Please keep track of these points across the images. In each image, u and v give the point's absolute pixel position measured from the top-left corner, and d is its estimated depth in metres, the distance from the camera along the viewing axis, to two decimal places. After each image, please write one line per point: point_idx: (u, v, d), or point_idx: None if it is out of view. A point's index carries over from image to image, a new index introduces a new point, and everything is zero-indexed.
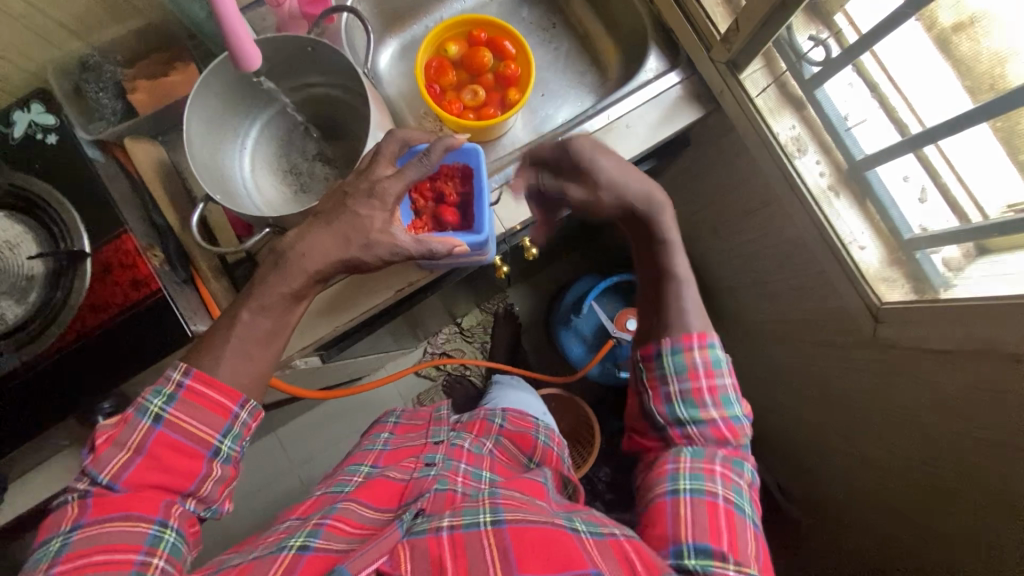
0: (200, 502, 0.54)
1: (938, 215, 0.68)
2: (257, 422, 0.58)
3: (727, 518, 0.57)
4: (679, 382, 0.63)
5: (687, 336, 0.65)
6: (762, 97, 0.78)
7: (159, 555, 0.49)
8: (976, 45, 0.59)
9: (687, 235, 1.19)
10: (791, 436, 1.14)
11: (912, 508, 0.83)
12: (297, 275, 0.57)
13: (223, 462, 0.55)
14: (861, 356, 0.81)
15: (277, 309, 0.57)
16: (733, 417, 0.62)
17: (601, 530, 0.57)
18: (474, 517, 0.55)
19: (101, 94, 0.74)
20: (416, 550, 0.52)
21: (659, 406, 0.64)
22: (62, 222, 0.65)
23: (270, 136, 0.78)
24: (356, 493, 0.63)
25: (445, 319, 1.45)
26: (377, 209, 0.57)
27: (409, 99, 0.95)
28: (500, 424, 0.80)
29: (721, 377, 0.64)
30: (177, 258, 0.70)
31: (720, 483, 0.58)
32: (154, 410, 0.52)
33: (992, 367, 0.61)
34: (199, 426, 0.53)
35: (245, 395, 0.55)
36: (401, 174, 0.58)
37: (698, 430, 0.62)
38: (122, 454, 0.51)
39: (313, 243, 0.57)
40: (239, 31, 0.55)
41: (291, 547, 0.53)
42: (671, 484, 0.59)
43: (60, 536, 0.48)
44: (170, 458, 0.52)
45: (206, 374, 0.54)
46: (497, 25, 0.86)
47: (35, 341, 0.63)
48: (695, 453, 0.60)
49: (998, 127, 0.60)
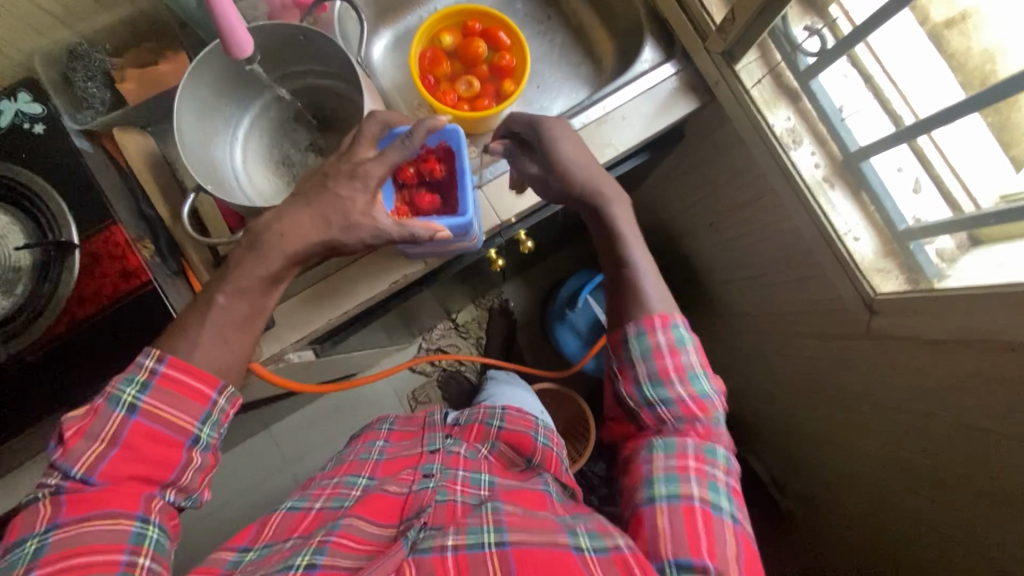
0: (179, 491, 0.54)
1: (931, 206, 0.69)
2: (235, 408, 0.57)
3: (704, 522, 0.56)
4: (645, 364, 0.64)
5: (650, 319, 0.66)
6: (757, 89, 0.76)
7: (144, 554, 0.49)
8: (967, 41, 0.61)
9: (682, 229, 1.19)
10: (785, 429, 1.15)
11: (910, 497, 0.83)
12: (275, 258, 0.56)
13: (202, 449, 0.54)
14: (856, 348, 0.81)
15: (255, 292, 0.56)
16: (701, 394, 0.63)
17: (606, 544, 0.55)
18: (477, 537, 0.54)
19: (88, 82, 0.70)
20: (422, 569, 0.52)
21: (628, 390, 0.65)
22: (50, 213, 0.64)
23: (262, 127, 0.77)
24: (355, 508, 0.62)
25: (440, 315, 1.45)
26: (358, 190, 0.57)
27: (403, 90, 0.95)
28: (498, 428, 0.77)
29: (686, 354, 0.65)
30: (168, 252, 0.68)
31: (695, 483, 0.58)
32: (127, 399, 0.51)
33: (985, 355, 0.61)
34: (176, 414, 0.52)
35: (222, 380, 0.55)
36: (382, 155, 0.57)
37: (667, 411, 0.62)
38: (97, 445, 0.50)
39: (290, 223, 0.56)
40: (230, 17, 0.54)
41: (297, 565, 0.53)
42: (648, 490, 0.59)
43: (36, 537, 0.47)
44: (148, 448, 0.51)
45: (181, 360, 0.53)
46: (492, 16, 0.85)
47: (24, 333, 0.62)
48: (666, 448, 0.60)
49: (990, 120, 0.61)
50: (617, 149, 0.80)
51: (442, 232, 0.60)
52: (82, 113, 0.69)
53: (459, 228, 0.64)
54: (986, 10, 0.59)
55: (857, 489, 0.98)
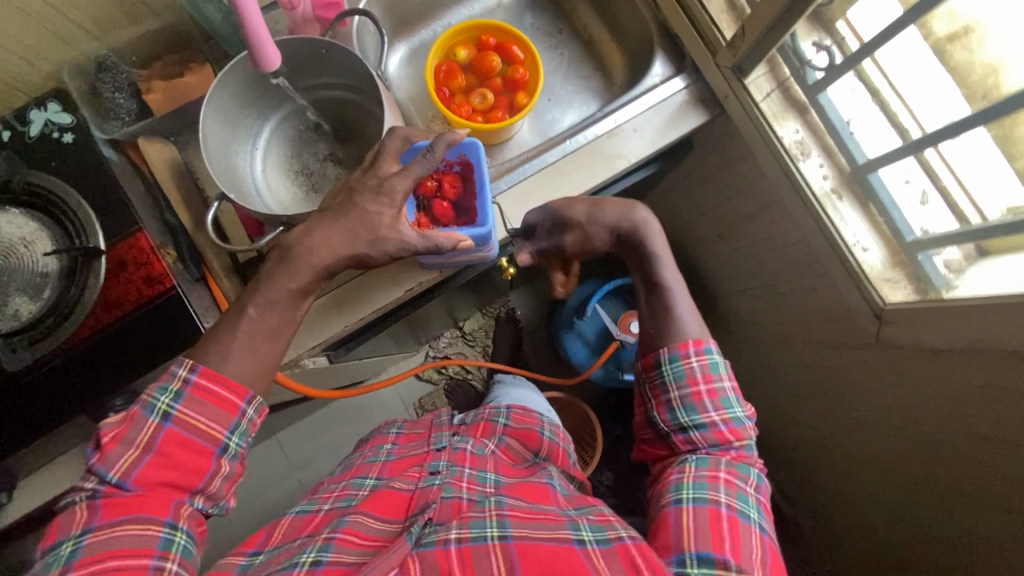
0: (208, 498, 0.55)
1: (938, 218, 0.70)
2: (263, 418, 0.58)
3: (730, 525, 0.57)
4: (679, 389, 0.65)
5: (683, 344, 0.67)
6: (766, 102, 0.78)
7: (172, 559, 0.49)
8: (970, 55, 0.62)
9: (690, 240, 1.21)
10: (794, 439, 1.15)
11: (921, 506, 0.83)
12: (305, 271, 0.57)
13: (230, 458, 0.55)
14: (865, 357, 0.82)
15: (284, 306, 0.57)
16: (735, 420, 0.64)
17: (608, 536, 0.56)
18: (480, 531, 0.55)
19: (116, 94, 0.73)
20: (426, 562, 0.52)
21: (661, 412, 0.66)
22: (76, 219, 0.66)
23: (281, 137, 0.79)
24: (363, 505, 0.63)
25: (448, 323, 1.46)
26: (385, 207, 0.58)
27: (418, 101, 0.96)
28: (503, 424, 0.79)
29: (720, 380, 0.66)
30: (189, 257, 0.69)
31: (724, 491, 0.60)
32: (162, 407, 0.52)
33: (992, 364, 0.62)
34: (207, 423, 0.54)
35: (251, 391, 0.56)
36: (406, 171, 0.59)
37: (700, 435, 0.64)
38: (132, 452, 0.51)
39: (322, 239, 0.57)
40: (258, 31, 0.56)
41: (302, 563, 0.54)
42: (674, 494, 0.60)
43: (71, 540, 0.48)
44: (180, 456, 0.52)
45: (213, 371, 0.54)
46: (506, 31, 0.87)
47: (48, 337, 0.63)
48: (699, 462, 0.63)
49: (994, 133, 0.62)
50: (628, 160, 0.81)
51: (464, 242, 0.62)
52: (109, 124, 0.71)
53: (480, 239, 0.66)
54: (988, 25, 0.59)
55: (866, 499, 0.98)
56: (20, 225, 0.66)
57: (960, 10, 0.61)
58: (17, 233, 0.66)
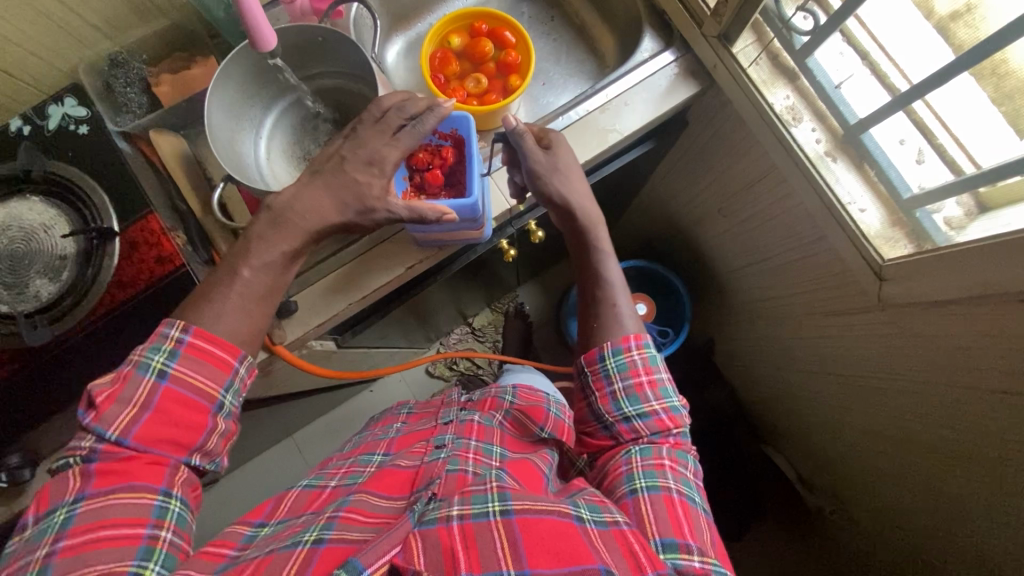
0: (204, 455, 0.57)
1: (935, 174, 0.69)
2: (252, 378, 0.60)
3: (683, 509, 0.58)
4: (622, 380, 0.66)
5: (625, 338, 0.68)
6: (754, 68, 0.79)
7: (166, 527, 0.51)
8: (974, 32, 0.60)
9: (689, 222, 1.21)
10: (806, 416, 1.13)
11: (940, 469, 0.82)
12: (295, 234, 0.60)
13: (225, 416, 0.57)
14: (870, 321, 0.81)
15: (277, 267, 0.61)
16: (673, 408, 0.66)
17: (605, 518, 0.55)
18: (483, 506, 0.53)
19: (127, 89, 0.76)
20: (428, 541, 0.51)
21: (606, 404, 0.66)
22: (91, 204, 0.69)
23: (284, 127, 0.82)
24: (367, 485, 0.63)
25: (456, 318, 1.48)
26: (375, 176, 0.61)
27: (416, 92, 1.00)
28: (510, 401, 0.79)
29: (658, 372, 0.67)
30: (199, 240, 0.72)
31: (671, 477, 0.60)
32: (156, 366, 0.54)
33: (995, 311, 0.61)
34: (200, 380, 0.56)
35: (242, 349, 0.58)
36: (397, 142, 0.62)
37: (644, 424, 0.64)
38: (129, 410, 0.52)
39: (310, 202, 0.61)
40: (257, 15, 0.60)
41: (305, 541, 0.53)
42: (628, 485, 0.60)
43: (66, 506, 0.49)
44: (177, 413, 0.54)
45: (205, 331, 0.56)
46: (497, 17, 0.90)
47: (69, 315, 0.67)
48: (643, 452, 0.62)
49: (1005, 110, 0.61)
50: (621, 133, 0.83)
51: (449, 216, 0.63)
52: (122, 117, 0.75)
53: (466, 208, 0.65)
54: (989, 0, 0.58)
55: (885, 471, 0.96)
56: (40, 212, 0.70)
57: None
58: (37, 219, 0.70)
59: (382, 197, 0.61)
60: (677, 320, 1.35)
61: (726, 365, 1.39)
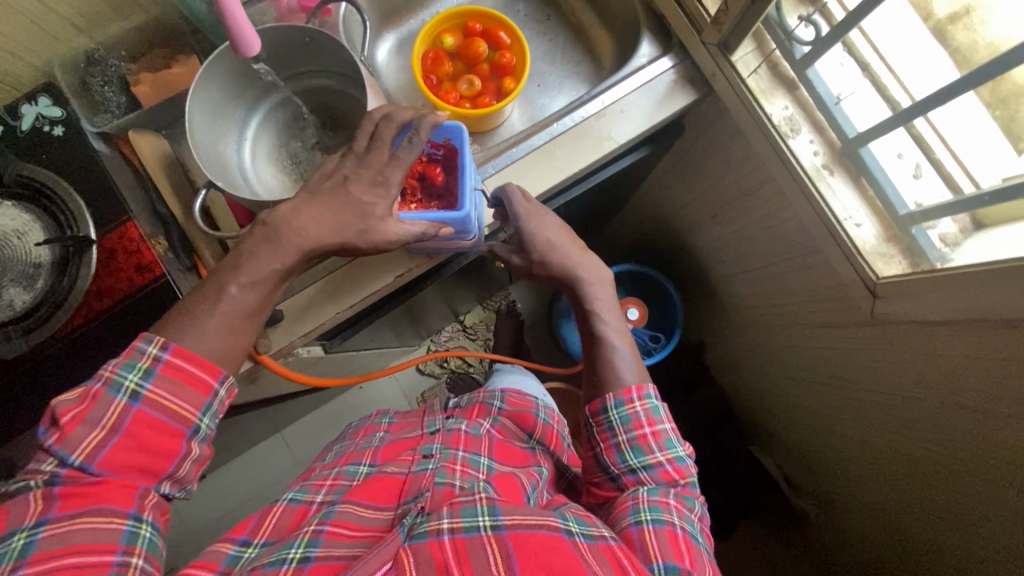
0: (173, 483, 0.55)
1: (933, 190, 0.68)
2: (230, 399, 0.58)
3: (687, 544, 0.58)
4: (625, 432, 0.66)
5: (626, 389, 0.68)
6: (753, 79, 0.77)
7: (137, 554, 0.49)
8: (973, 35, 0.60)
9: (684, 226, 1.20)
10: (795, 424, 1.14)
11: (926, 485, 0.82)
12: (290, 251, 0.57)
13: (200, 440, 0.56)
14: (862, 335, 0.81)
15: (266, 284, 0.57)
16: (678, 458, 0.66)
17: (593, 533, 0.54)
18: (472, 520, 0.52)
19: (105, 87, 0.73)
20: (420, 556, 0.50)
21: (611, 456, 0.66)
22: (67, 210, 0.69)
23: (268, 128, 0.80)
24: (353, 493, 0.61)
25: (448, 317, 1.46)
26: (379, 197, 0.58)
27: (408, 91, 0.97)
28: (499, 407, 0.76)
29: (662, 423, 0.67)
30: (182, 247, 0.67)
31: (676, 514, 0.60)
32: (131, 386, 0.52)
33: (989, 334, 0.61)
34: (177, 403, 0.53)
35: (224, 371, 0.56)
36: (394, 158, 0.58)
37: (648, 475, 0.64)
38: (98, 432, 0.50)
39: (308, 219, 0.57)
40: (238, 17, 0.57)
41: (290, 559, 0.52)
42: (634, 516, 0.59)
43: (25, 531, 0.45)
44: (150, 438, 0.52)
45: (185, 350, 0.54)
46: (492, 17, 0.87)
47: (42, 326, 0.66)
48: (651, 492, 0.62)
49: (998, 115, 0.60)
50: (617, 142, 0.81)
51: None
52: (99, 117, 0.71)
53: (458, 222, 0.63)
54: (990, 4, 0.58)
55: (872, 481, 0.96)
56: (13, 217, 0.69)
57: None
58: (9, 224, 0.69)
59: (373, 217, 0.58)
60: (668, 324, 1.35)
61: (717, 368, 1.39)
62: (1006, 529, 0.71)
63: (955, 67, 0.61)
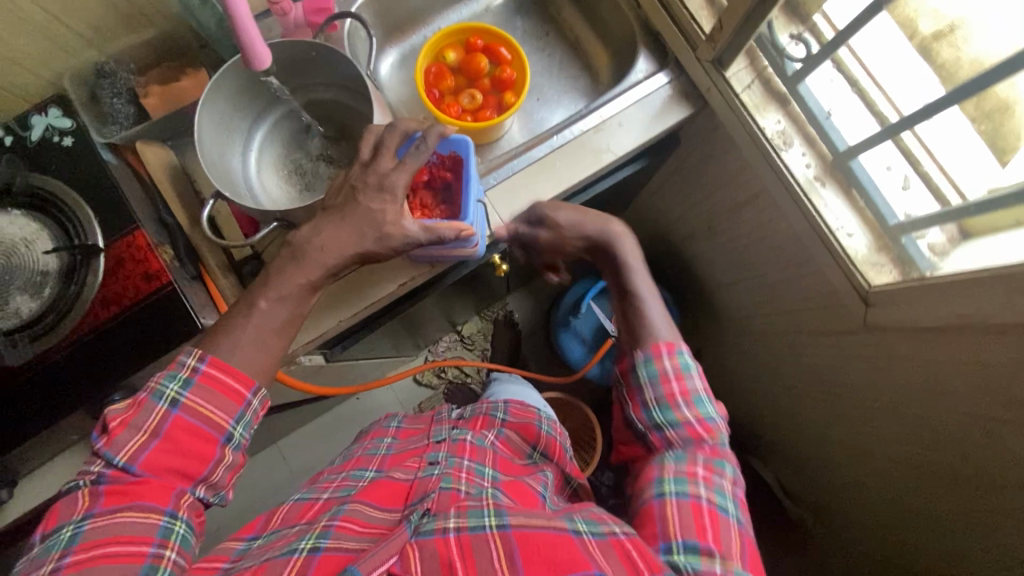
0: (209, 488, 0.54)
1: (920, 202, 0.71)
2: (266, 410, 0.58)
3: (711, 517, 0.57)
4: (653, 389, 0.66)
5: (655, 345, 0.68)
6: (746, 93, 0.79)
7: (170, 547, 0.49)
8: (957, 51, 0.62)
9: (680, 237, 1.22)
10: (792, 433, 1.15)
11: (920, 491, 0.83)
12: (318, 269, 0.57)
13: (234, 448, 0.55)
14: (855, 343, 0.82)
15: (297, 300, 0.57)
16: (707, 417, 0.65)
17: (603, 529, 0.55)
18: (479, 519, 0.53)
19: (115, 99, 0.75)
20: (426, 551, 0.50)
21: (638, 412, 0.67)
22: (75, 219, 0.68)
23: (274, 139, 0.81)
24: (363, 493, 0.62)
25: (446, 327, 1.47)
26: (389, 204, 0.59)
27: (410, 104, 0.99)
28: (502, 418, 0.78)
29: (691, 380, 0.66)
30: (185, 254, 0.71)
31: (703, 485, 0.59)
32: (170, 394, 0.52)
33: (978, 341, 0.62)
34: (212, 410, 0.53)
35: (257, 381, 0.55)
36: (403, 165, 0.59)
37: (675, 433, 0.64)
38: (140, 436, 0.51)
39: (330, 237, 0.57)
40: (249, 31, 0.59)
41: (302, 549, 0.53)
42: (657, 487, 0.60)
43: (72, 525, 0.47)
44: (187, 442, 0.52)
45: (222, 360, 0.54)
46: (493, 33, 0.90)
47: (49, 334, 0.65)
48: (677, 458, 0.62)
49: (982, 129, 0.63)
50: (615, 154, 0.83)
51: (468, 231, 0.61)
52: (107, 129, 0.74)
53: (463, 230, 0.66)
54: (973, 22, 0.60)
55: (867, 489, 0.97)
56: (21, 226, 0.68)
57: (946, 9, 0.62)
58: (16, 233, 0.68)
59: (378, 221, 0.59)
60: None
61: (715, 377, 1.40)
62: (999, 535, 0.72)
63: (942, 83, 0.64)
